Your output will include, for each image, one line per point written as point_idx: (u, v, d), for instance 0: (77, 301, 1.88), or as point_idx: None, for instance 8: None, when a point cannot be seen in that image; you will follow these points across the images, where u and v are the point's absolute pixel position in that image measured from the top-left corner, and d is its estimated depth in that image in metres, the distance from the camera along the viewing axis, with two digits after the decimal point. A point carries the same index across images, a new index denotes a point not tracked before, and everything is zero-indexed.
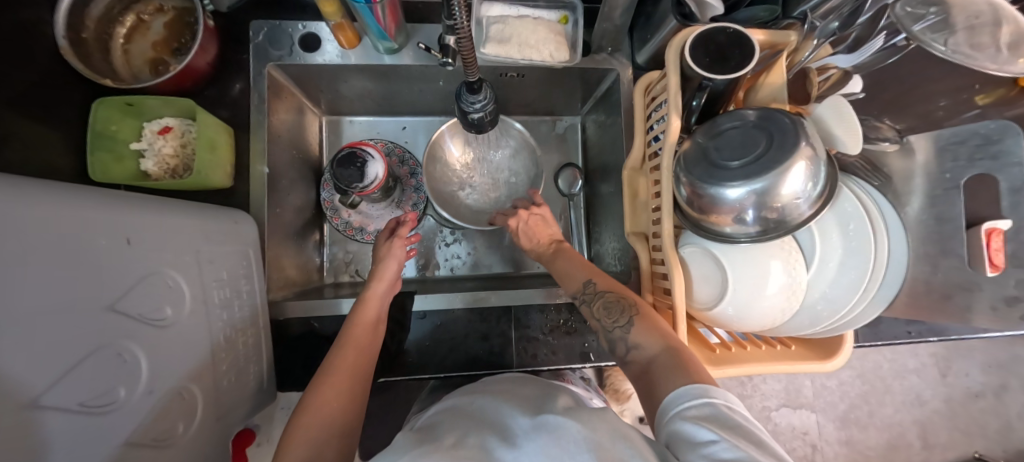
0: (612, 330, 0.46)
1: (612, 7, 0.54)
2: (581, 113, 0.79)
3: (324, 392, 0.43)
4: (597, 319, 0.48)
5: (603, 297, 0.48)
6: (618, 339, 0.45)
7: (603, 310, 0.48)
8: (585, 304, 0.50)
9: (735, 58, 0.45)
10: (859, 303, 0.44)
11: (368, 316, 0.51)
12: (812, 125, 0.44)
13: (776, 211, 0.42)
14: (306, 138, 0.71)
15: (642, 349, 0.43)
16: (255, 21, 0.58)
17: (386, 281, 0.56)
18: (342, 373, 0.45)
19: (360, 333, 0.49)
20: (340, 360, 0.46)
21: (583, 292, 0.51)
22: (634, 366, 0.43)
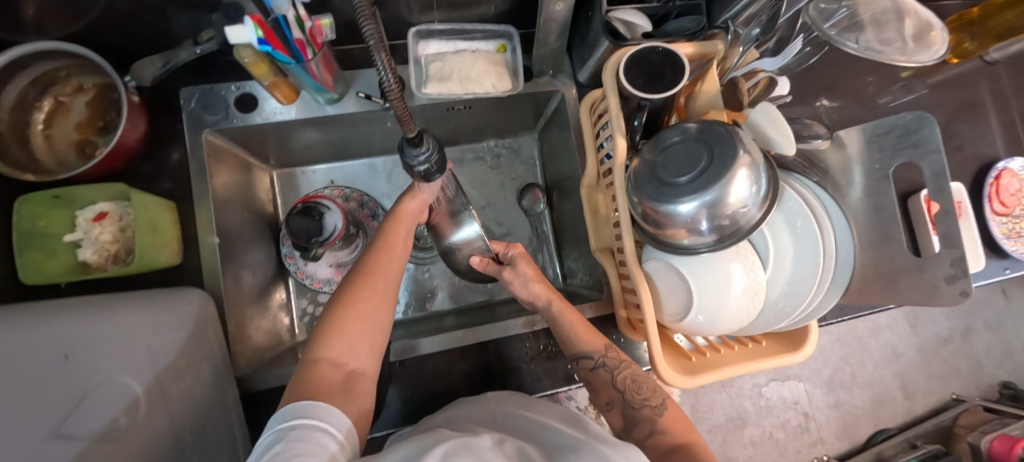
0: (639, 407, 0.50)
1: (546, 33, 0.56)
2: (535, 132, 0.80)
3: (364, 291, 0.44)
4: (619, 388, 0.52)
5: (626, 368, 0.53)
6: (637, 412, 0.50)
7: (625, 381, 0.52)
8: (607, 368, 0.52)
9: (668, 75, 0.46)
10: (816, 295, 0.46)
11: (400, 239, 0.51)
12: (750, 133, 0.45)
13: (728, 219, 0.43)
14: (257, 195, 0.68)
15: (665, 435, 0.47)
16: (184, 88, 0.56)
17: (418, 203, 0.53)
18: (379, 281, 0.46)
19: (394, 241, 0.50)
20: (373, 267, 0.46)
21: (605, 355, 0.53)
22: (653, 450, 0.46)
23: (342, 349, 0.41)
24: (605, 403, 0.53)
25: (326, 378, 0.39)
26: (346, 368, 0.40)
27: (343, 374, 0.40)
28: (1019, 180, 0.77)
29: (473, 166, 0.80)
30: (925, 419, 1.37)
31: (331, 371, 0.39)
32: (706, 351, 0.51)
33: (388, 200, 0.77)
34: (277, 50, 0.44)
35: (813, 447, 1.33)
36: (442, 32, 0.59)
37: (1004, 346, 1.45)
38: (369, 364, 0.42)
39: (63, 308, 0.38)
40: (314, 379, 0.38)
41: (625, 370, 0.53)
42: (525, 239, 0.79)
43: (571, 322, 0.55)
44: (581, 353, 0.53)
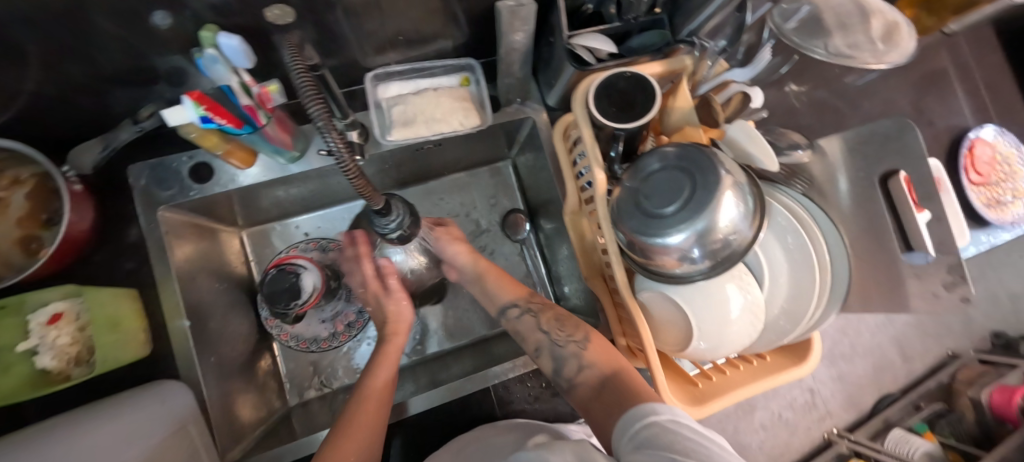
0: (563, 344, 0.49)
1: (509, 63, 0.54)
2: (510, 155, 0.78)
3: (342, 445, 0.41)
4: (545, 331, 0.51)
5: (548, 312, 0.52)
6: (562, 351, 0.48)
7: (552, 327, 0.51)
8: (531, 314, 0.52)
9: (639, 100, 0.45)
10: (816, 309, 0.45)
11: (380, 382, 0.47)
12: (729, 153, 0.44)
13: (719, 243, 0.41)
14: (228, 260, 0.65)
15: (592, 371, 0.46)
16: (132, 165, 0.52)
17: (400, 334, 0.52)
18: (361, 427, 0.43)
19: (376, 388, 0.46)
20: (356, 416, 0.43)
21: (527, 301, 0.54)
22: (585, 386, 0.46)
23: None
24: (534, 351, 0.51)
25: None
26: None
27: None
28: (991, 148, 0.78)
29: (451, 198, 0.78)
30: (925, 378, 1.40)
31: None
32: (712, 374, 0.50)
33: None
34: (225, 123, 0.41)
35: (822, 422, 1.34)
36: (401, 72, 0.57)
37: (991, 297, 1.49)
38: None
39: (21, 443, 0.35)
40: None
41: (550, 309, 0.53)
42: (513, 266, 0.77)
43: (503, 279, 0.56)
44: (504, 303, 0.54)
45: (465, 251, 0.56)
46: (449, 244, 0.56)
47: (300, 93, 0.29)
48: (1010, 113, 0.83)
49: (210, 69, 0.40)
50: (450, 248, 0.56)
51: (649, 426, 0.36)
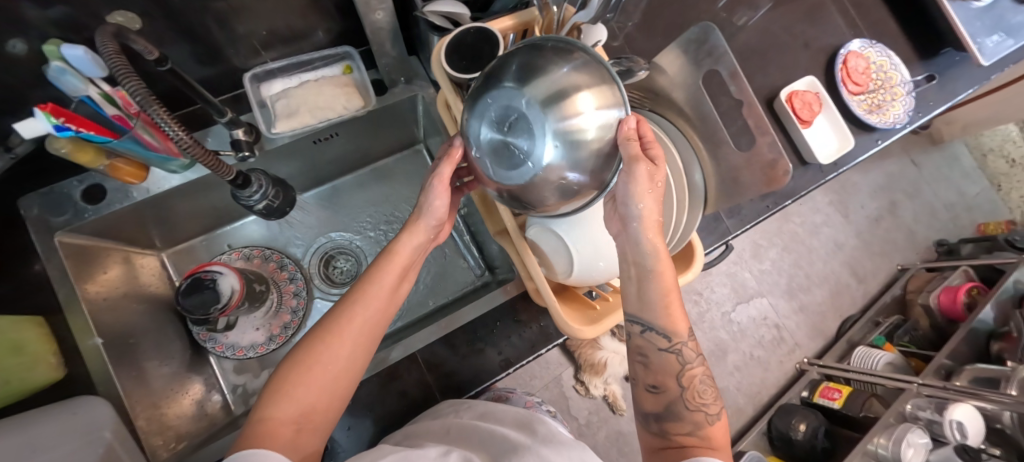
0: (689, 410, 0.42)
1: (379, 42, 0.57)
2: (422, 139, 0.80)
3: (331, 346, 0.39)
4: (673, 349, 0.43)
5: (699, 367, 0.43)
6: (686, 414, 0.42)
7: (679, 362, 0.43)
8: (673, 351, 0.42)
9: (487, 52, 0.48)
10: (681, 213, 0.48)
11: (383, 288, 0.43)
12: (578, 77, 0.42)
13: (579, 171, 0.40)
14: (148, 284, 0.66)
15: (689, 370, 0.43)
16: (21, 198, 0.53)
17: (420, 234, 0.47)
18: (350, 331, 0.40)
19: (376, 289, 0.43)
20: (351, 319, 0.41)
21: (683, 344, 0.43)
22: (687, 428, 0.41)
23: (297, 409, 0.37)
24: (653, 386, 0.44)
25: (256, 435, 0.35)
26: (302, 422, 0.37)
27: (290, 427, 0.36)
28: (864, 60, 0.83)
29: (371, 189, 0.81)
30: (881, 295, 1.45)
31: (285, 430, 0.36)
32: (609, 296, 0.54)
33: (295, 246, 0.76)
34: (85, 131, 0.43)
35: (792, 354, 1.38)
36: (280, 69, 0.59)
37: (927, 209, 1.57)
38: (320, 414, 0.38)
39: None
40: (262, 431, 0.35)
41: (695, 371, 0.43)
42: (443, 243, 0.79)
43: (680, 309, 0.43)
44: (655, 324, 0.42)
45: (651, 224, 0.41)
46: (645, 205, 0.39)
47: (115, 75, 0.32)
48: (879, 27, 0.90)
49: (61, 82, 0.41)
50: (644, 200, 0.40)
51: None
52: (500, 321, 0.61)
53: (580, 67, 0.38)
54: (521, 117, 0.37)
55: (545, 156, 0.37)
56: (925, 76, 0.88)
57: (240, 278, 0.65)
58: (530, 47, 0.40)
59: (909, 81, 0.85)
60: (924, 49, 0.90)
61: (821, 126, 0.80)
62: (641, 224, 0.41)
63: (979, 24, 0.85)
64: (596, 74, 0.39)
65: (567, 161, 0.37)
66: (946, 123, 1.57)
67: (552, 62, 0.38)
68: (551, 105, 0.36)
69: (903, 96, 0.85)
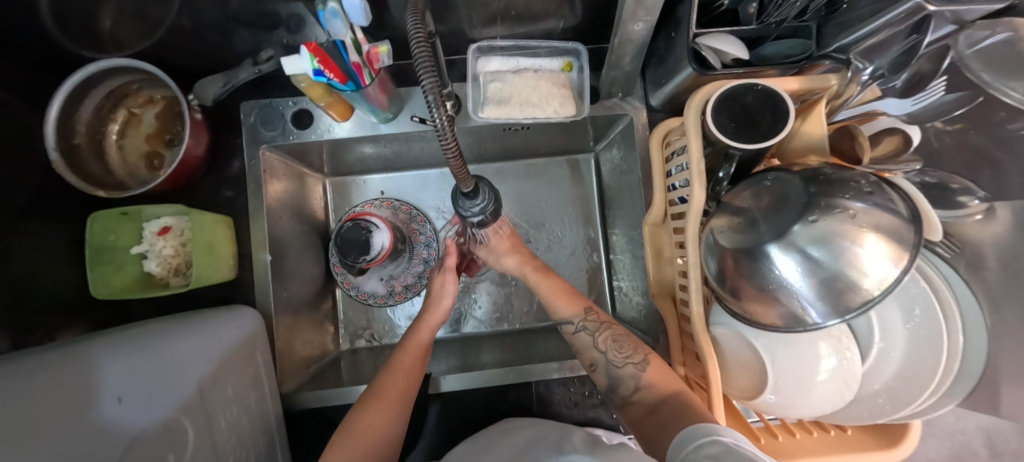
0: (621, 365, 0.49)
1: (621, 55, 0.50)
2: (593, 149, 0.74)
3: (366, 414, 0.41)
4: (602, 349, 0.51)
5: (607, 331, 0.52)
6: (619, 371, 0.49)
7: (591, 325, 0.53)
8: (587, 332, 0.52)
9: (766, 121, 0.40)
10: (929, 397, 0.38)
11: (413, 356, 0.47)
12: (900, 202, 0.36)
13: (844, 288, 0.35)
14: (309, 205, 0.69)
15: (649, 391, 0.46)
16: (244, 102, 0.56)
17: (435, 314, 0.52)
18: (391, 400, 0.43)
19: (408, 358, 0.47)
20: (387, 384, 0.44)
21: (583, 319, 0.53)
22: (637, 407, 0.46)
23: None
24: (589, 364, 0.52)
25: None
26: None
27: None
28: None
29: (523, 181, 0.76)
30: None
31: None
32: (776, 431, 0.45)
33: (436, 213, 0.76)
34: (333, 80, 0.42)
35: None
36: (504, 48, 0.54)
37: None
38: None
39: (63, 361, 0.32)
40: None
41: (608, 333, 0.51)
42: (576, 260, 0.75)
43: (568, 294, 0.56)
44: (563, 317, 0.55)
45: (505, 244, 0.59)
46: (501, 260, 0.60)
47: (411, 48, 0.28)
48: None
49: (330, 24, 0.40)
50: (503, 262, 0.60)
51: (711, 444, 0.34)
52: None
53: (879, 206, 0.35)
54: (804, 207, 0.36)
55: (817, 250, 0.35)
56: None
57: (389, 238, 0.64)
58: (817, 169, 0.38)
59: None
60: None
61: None
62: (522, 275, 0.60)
63: None
64: (896, 219, 0.35)
65: (829, 264, 0.35)
66: None
67: (841, 190, 0.36)
68: (849, 216, 0.35)
69: None
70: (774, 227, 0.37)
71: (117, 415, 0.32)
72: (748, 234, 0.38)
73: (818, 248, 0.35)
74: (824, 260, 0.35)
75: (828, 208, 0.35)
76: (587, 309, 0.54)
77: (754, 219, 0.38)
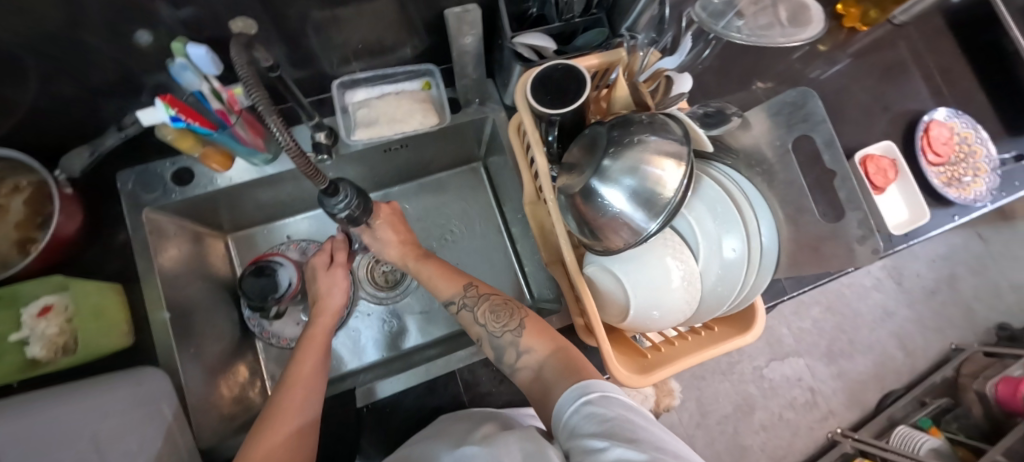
0: (501, 333, 0.48)
1: (462, 65, 0.59)
2: (481, 157, 0.82)
3: (269, 436, 0.40)
4: (481, 323, 0.50)
5: (485, 301, 0.51)
6: (500, 342, 0.48)
7: (472, 300, 0.51)
8: (468, 308, 0.51)
9: (573, 89, 0.49)
10: (750, 276, 0.46)
11: (311, 364, 0.48)
12: (683, 128, 0.45)
13: (660, 202, 0.43)
14: (212, 264, 0.69)
15: (532, 355, 0.46)
16: (120, 172, 0.57)
17: (328, 316, 0.54)
18: (297, 406, 0.43)
19: (306, 366, 0.47)
20: (286, 401, 0.43)
21: (464, 295, 0.52)
22: (526, 373, 0.45)
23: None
24: (476, 340, 0.51)
25: None
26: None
27: None
28: (948, 129, 0.80)
29: (426, 199, 0.82)
30: (930, 374, 1.34)
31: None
32: (663, 346, 0.52)
33: None
34: (194, 123, 0.46)
35: (825, 422, 1.29)
36: (366, 79, 0.62)
37: (990, 289, 1.44)
38: None
39: None
40: None
41: (485, 304, 0.51)
42: (489, 257, 0.80)
43: (450, 270, 0.55)
44: (446, 297, 0.53)
45: (390, 225, 0.58)
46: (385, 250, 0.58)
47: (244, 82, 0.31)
48: (965, 98, 0.85)
49: (181, 76, 0.44)
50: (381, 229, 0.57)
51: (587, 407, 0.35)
52: None
53: (667, 136, 0.44)
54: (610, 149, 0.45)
55: (627, 181, 0.44)
56: (1013, 155, 0.83)
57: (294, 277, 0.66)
58: (624, 118, 0.47)
59: (994, 158, 0.82)
60: (1012, 126, 0.85)
61: (892, 195, 0.77)
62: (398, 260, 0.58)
63: None
64: (680, 143, 0.44)
65: (636, 188, 0.43)
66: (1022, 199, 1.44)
67: (638, 131, 0.45)
68: (649, 147, 0.43)
69: (986, 173, 0.81)
70: (594, 167, 0.45)
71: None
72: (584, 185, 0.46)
73: (627, 178, 0.44)
74: (636, 188, 0.43)
75: (631, 144, 0.44)
76: (468, 283, 0.53)
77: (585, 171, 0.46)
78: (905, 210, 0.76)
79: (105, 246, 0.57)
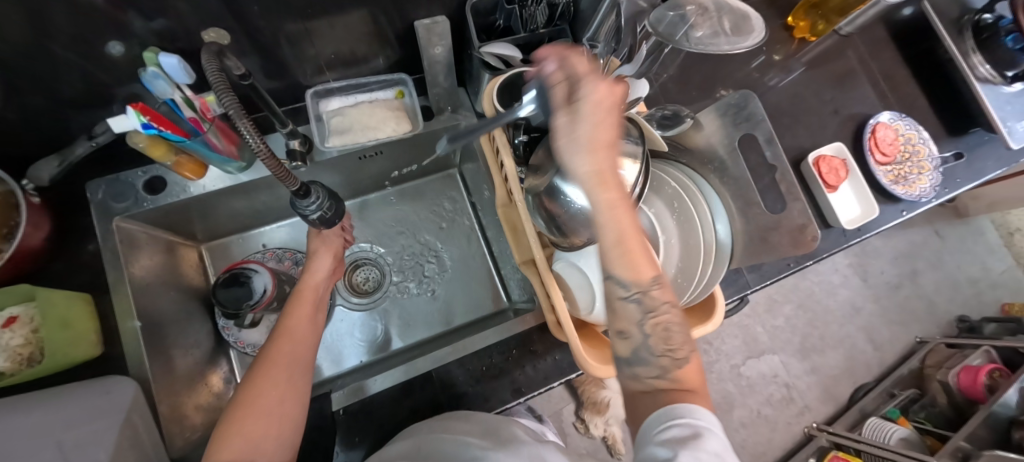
0: (658, 356, 0.37)
1: (433, 74, 0.61)
2: (457, 164, 0.84)
3: (262, 385, 0.42)
4: (644, 332, 0.37)
5: (664, 313, 0.36)
6: (650, 359, 0.37)
7: (650, 304, 0.36)
8: (639, 306, 0.36)
9: None
10: (706, 267, 0.50)
11: (301, 321, 0.50)
12: (640, 130, 0.49)
13: (621, 197, 0.46)
14: (185, 273, 0.69)
15: (672, 385, 0.36)
16: (90, 182, 0.57)
17: (316, 279, 0.56)
18: (285, 363, 0.45)
19: (294, 322, 0.50)
20: (276, 353, 0.46)
21: (644, 291, 0.36)
22: (649, 395, 0.36)
23: (240, 450, 0.38)
24: (614, 330, 0.38)
25: None
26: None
27: None
28: (892, 131, 0.85)
29: (401, 206, 0.83)
30: (897, 366, 1.39)
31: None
32: None
33: None
34: (165, 130, 0.47)
35: (801, 417, 1.33)
36: (340, 89, 0.63)
37: (949, 282, 1.52)
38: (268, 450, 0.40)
39: None
40: None
41: (661, 317, 0.36)
42: (467, 260, 0.81)
43: (644, 255, 0.35)
44: (613, 276, 0.36)
45: (602, 175, 0.32)
46: (579, 159, 0.32)
47: (212, 86, 0.33)
48: (908, 101, 0.92)
49: (153, 84, 0.45)
50: (589, 114, 0.32)
51: (685, 431, 0.30)
52: (518, 347, 0.62)
53: (626, 136, 0.48)
54: None
55: None
56: (954, 153, 0.89)
57: (270, 285, 0.66)
58: None
59: (936, 157, 0.87)
60: (953, 127, 0.91)
61: (845, 192, 0.82)
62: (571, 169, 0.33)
63: (1010, 108, 0.86)
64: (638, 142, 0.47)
65: None
66: (972, 197, 1.53)
67: None
68: None
69: (929, 170, 0.86)
70: (557, 166, 0.48)
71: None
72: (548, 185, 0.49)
73: None
74: None
75: None
76: (658, 282, 0.36)
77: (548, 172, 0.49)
78: (857, 206, 0.81)
79: (72, 255, 0.56)
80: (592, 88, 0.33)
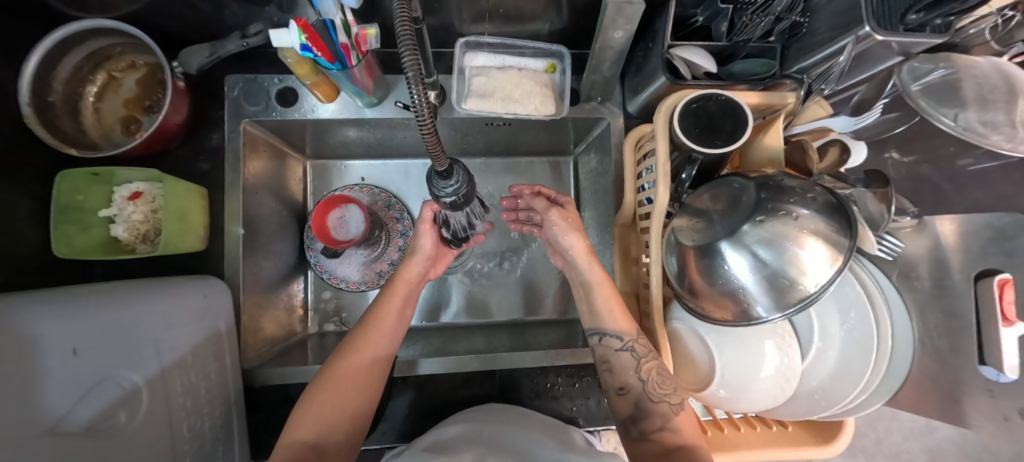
0: (657, 400, 0.44)
1: (600, 59, 0.52)
2: (573, 153, 0.76)
3: (346, 371, 0.46)
4: (642, 379, 0.44)
5: (654, 360, 0.45)
6: (651, 406, 0.44)
7: (639, 359, 0.45)
8: (632, 355, 0.45)
9: (727, 130, 0.43)
10: (861, 394, 0.42)
11: (393, 308, 0.51)
12: (843, 212, 0.38)
13: (799, 291, 0.38)
14: (288, 185, 0.69)
15: (674, 434, 0.42)
16: (229, 75, 0.57)
17: (410, 282, 0.54)
18: (369, 361, 0.47)
19: (386, 312, 0.51)
20: (361, 343, 0.48)
21: (634, 340, 0.46)
22: (654, 445, 0.42)
23: (313, 431, 0.43)
24: (617, 388, 0.46)
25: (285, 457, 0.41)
26: (315, 444, 0.42)
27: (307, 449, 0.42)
28: None
29: (502, 179, 0.77)
30: None
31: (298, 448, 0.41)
32: (724, 426, 0.48)
33: (416, 203, 0.76)
34: (320, 56, 0.43)
35: None
36: (491, 45, 0.56)
37: None
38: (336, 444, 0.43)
39: (30, 297, 0.34)
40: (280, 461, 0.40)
41: (649, 362, 0.45)
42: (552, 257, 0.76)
43: (614, 298, 0.48)
44: (608, 330, 0.47)
45: (582, 250, 0.51)
46: (569, 236, 0.51)
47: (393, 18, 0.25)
48: None
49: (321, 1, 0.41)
50: (566, 233, 0.51)
51: None
52: (588, 379, 0.58)
53: (822, 211, 0.38)
54: (750, 213, 0.38)
55: (768, 256, 0.37)
56: None
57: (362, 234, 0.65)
58: (767, 178, 0.41)
59: None
60: None
61: None
62: (576, 255, 0.51)
63: None
64: (836, 225, 0.38)
65: (773, 264, 0.37)
66: None
67: (785, 199, 0.38)
68: (798, 223, 0.37)
69: None
70: (726, 227, 0.39)
71: (67, 363, 0.32)
72: (707, 240, 0.40)
73: (765, 252, 0.37)
74: (771, 265, 0.37)
75: (778, 217, 0.38)
76: (639, 330, 0.46)
77: (709, 227, 0.40)
78: None
79: (196, 143, 0.57)
80: (553, 219, 0.52)
